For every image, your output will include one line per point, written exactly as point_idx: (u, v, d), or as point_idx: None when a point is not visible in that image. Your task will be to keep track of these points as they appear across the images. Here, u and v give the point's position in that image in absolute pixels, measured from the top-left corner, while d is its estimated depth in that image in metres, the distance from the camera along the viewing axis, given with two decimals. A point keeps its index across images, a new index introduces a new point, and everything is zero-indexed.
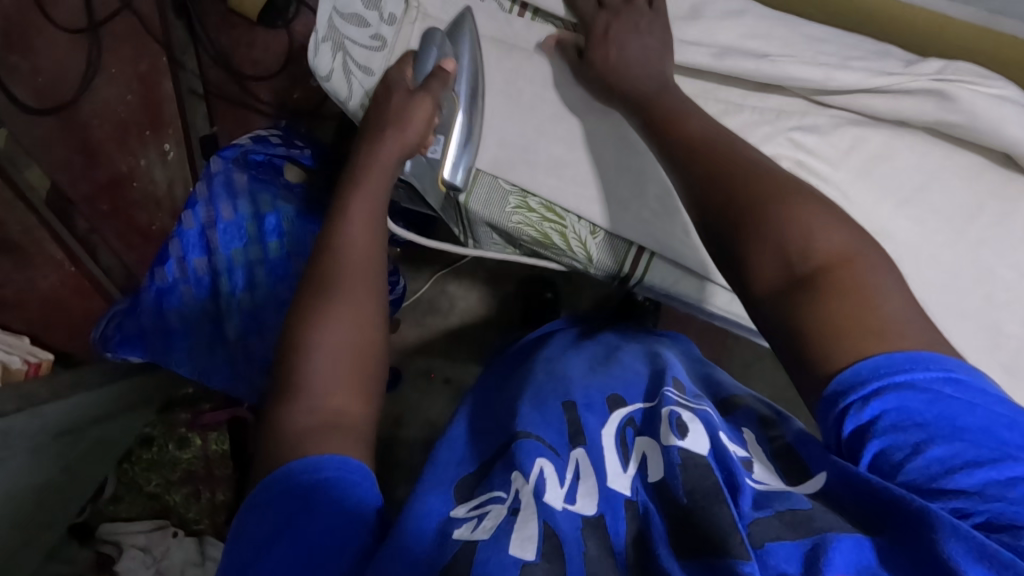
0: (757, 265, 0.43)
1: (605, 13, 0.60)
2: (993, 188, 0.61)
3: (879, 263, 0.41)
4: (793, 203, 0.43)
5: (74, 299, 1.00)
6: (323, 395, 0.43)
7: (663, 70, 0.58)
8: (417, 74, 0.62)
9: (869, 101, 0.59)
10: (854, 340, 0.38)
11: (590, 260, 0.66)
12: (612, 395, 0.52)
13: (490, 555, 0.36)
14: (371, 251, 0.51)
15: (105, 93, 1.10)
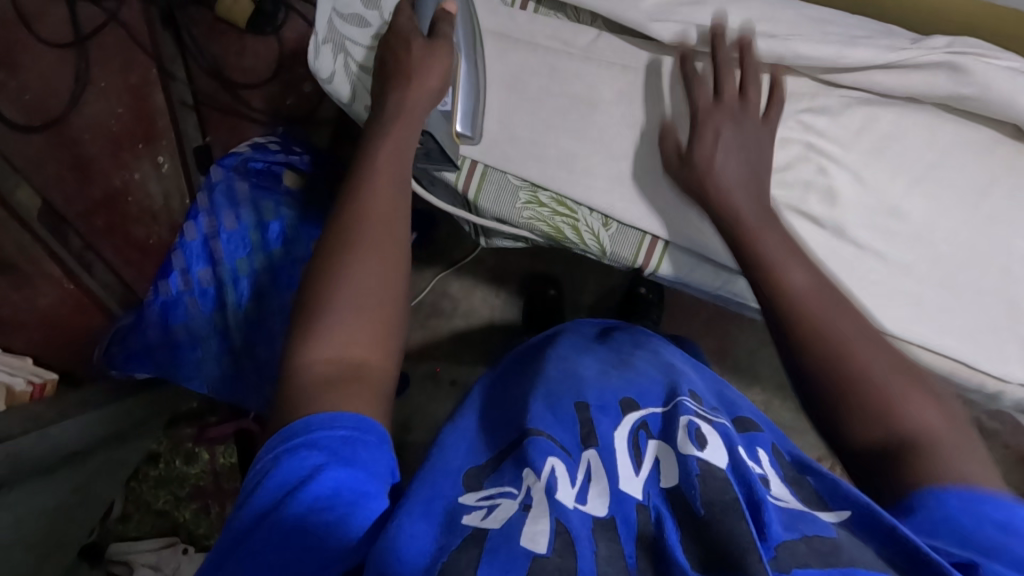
0: (851, 419, 0.43)
1: (722, 112, 0.56)
2: (1006, 161, 0.60)
3: (971, 442, 0.42)
4: (895, 370, 0.43)
5: (75, 317, 0.99)
6: (339, 347, 0.43)
7: (757, 193, 0.55)
8: (420, 21, 0.57)
9: (882, 78, 0.58)
10: (867, 431, 0.42)
11: (603, 252, 0.66)
12: (625, 398, 0.50)
13: (501, 540, 0.36)
14: (394, 203, 0.49)
15: (95, 106, 1.08)
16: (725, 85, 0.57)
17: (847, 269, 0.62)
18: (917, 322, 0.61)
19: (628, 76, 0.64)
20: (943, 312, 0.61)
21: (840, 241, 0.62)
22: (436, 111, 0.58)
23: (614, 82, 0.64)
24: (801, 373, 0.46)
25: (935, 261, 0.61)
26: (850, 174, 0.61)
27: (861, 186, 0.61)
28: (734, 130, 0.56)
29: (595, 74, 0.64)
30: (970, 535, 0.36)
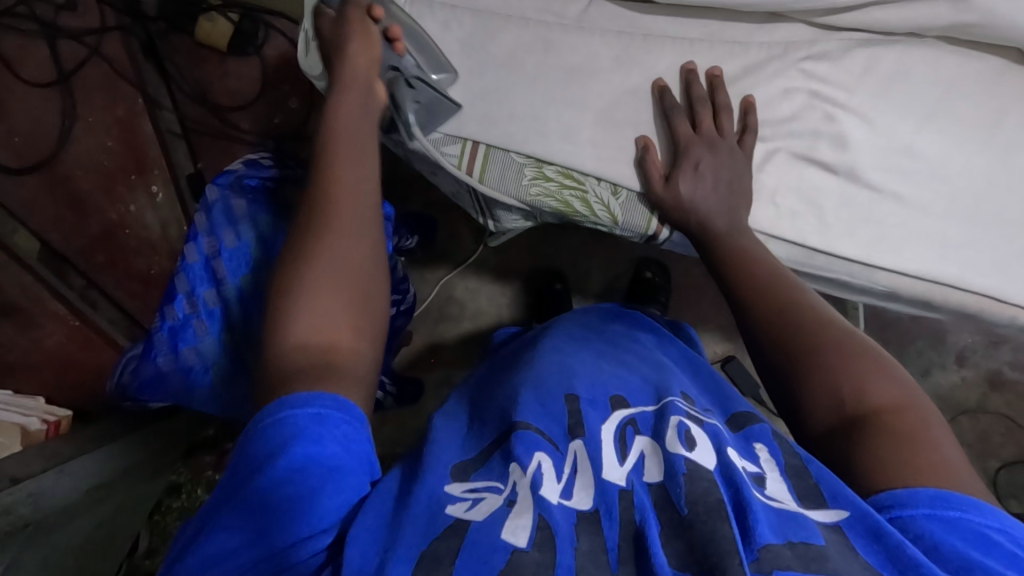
0: (813, 409, 0.46)
1: (701, 142, 0.59)
2: (1015, 88, 0.60)
3: (932, 419, 0.43)
4: (849, 355, 0.46)
5: (81, 353, 0.98)
6: (313, 334, 0.44)
7: (737, 213, 0.59)
8: (332, 1, 0.61)
9: (880, 16, 0.58)
10: (830, 400, 0.45)
11: (616, 222, 0.65)
12: (615, 395, 0.50)
13: (481, 533, 0.35)
14: (354, 187, 0.51)
15: (85, 143, 1.05)
16: (702, 117, 0.60)
17: (865, 214, 0.61)
18: (943, 261, 0.60)
19: (624, 42, 0.63)
20: (965, 248, 0.60)
21: (855, 187, 0.61)
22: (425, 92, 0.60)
23: (612, 47, 0.63)
24: (773, 367, 0.50)
25: (953, 197, 0.60)
26: (860, 119, 0.60)
27: (871, 129, 0.60)
28: (712, 158, 0.59)
29: (591, 44, 0.63)
30: (943, 547, 0.36)
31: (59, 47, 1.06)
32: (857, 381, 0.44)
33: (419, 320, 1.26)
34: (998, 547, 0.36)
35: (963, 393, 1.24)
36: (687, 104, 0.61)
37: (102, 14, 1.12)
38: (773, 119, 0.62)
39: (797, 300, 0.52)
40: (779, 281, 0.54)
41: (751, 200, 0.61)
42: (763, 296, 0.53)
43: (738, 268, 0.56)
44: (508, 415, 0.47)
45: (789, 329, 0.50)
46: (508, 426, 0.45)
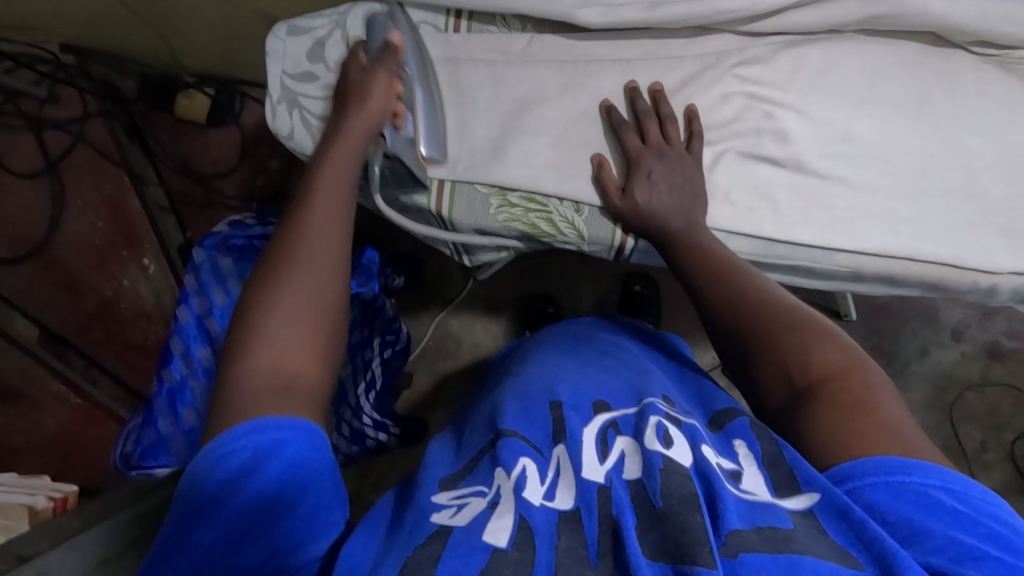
0: (767, 383, 0.48)
1: (650, 153, 0.63)
2: (937, 69, 0.63)
3: (876, 380, 0.45)
4: (796, 330, 0.48)
5: (85, 428, 1.06)
6: (275, 357, 0.43)
7: (694, 214, 0.62)
8: (371, 47, 0.64)
9: (799, 18, 0.62)
10: (784, 370, 0.47)
11: (582, 238, 0.68)
12: (598, 401, 0.51)
13: (463, 537, 0.37)
14: (341, 218, 0.52)
15: (76, 226, 1.18)
16: (649, 130, 0.63)
17: (817, 200, 0.64)
18: (897, 235, 0.63)
19: (568, 70, 0.67)
20: (915, 220, 0.63)
21: (803, 176, 0.64)
22: (401, 136, 0.64)
23: (557, 77, 0.67)
24: (729, 344, 0.52)
25: (896, 174, 0.63)
26: (796, 113, 0.64)
27: (808, 121, 0.64)
28: (661, 167, 0.62)
29: (538, 74, 0.67)
30: (890, 516, 0.38)
31: (45, 137, 1.19)
32: (803, 348, 0.47)
33: (416, 362, 1.31)
34: (941, 506, 0.38)
35: (964, 368, 1.34)
36: (634, 119, 0.65)
37: (84, 101, 1.23)
38: (716, 123, 0.65)
39: (746, 280, 0.55)
40: (726, 265, 0.57)
41: (706, 201, 0.64)
42: (715, 278, 0.56)
43: (693, 258, 0.59)
44: (494, 422, 0.50)
45: (739, 305, 0.52)
46: (494, 434, 0.48)
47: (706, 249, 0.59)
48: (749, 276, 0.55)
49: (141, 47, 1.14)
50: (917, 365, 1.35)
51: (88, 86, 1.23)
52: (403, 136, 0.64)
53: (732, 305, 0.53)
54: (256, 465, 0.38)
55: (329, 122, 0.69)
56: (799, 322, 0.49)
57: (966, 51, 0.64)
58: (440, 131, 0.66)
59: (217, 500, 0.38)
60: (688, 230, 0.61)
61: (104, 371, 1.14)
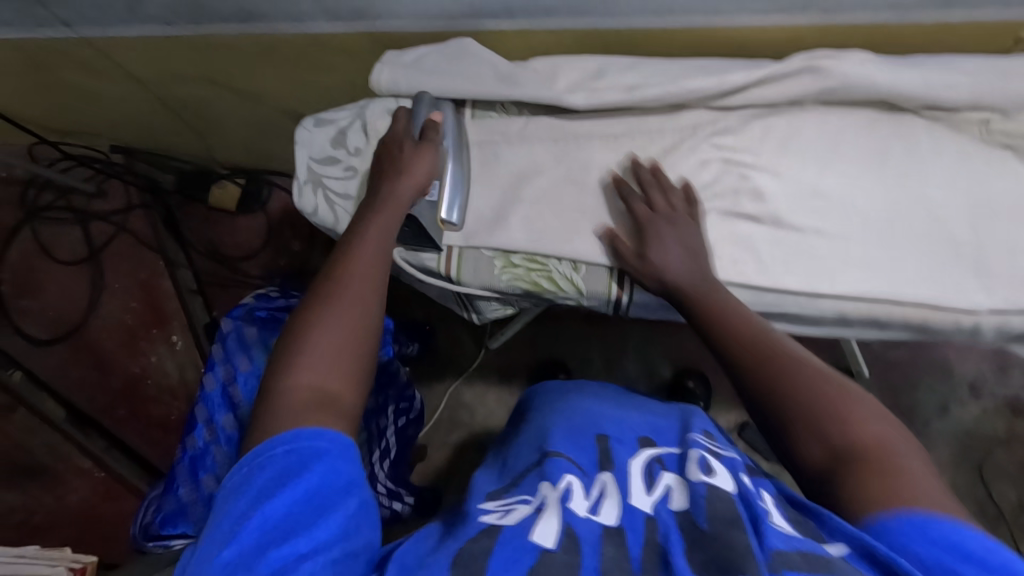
0: (807, 451, 0.49)
1: (660, 220, 0.68)
2: (892, 131, 0.70)
3: (908, 453, 0.47)
4: (833, 400, 0.50)
5: (103, 504, 1.12)
6: (315, 380, 0.48)
7: (705, 272, 0.66)
8: (414, 121, 0.72)
9: (761, 93, 0.69)
10: (824, 438, 0.49)
11: (581, 293, 0.73)
12: (642, 435, 0.58)
13: (513, 534, 0.42)
14: (380, 259, 0.59)
15: (110, 306, 1.31)
16: (655, 199, 0.69)
17: (796, 250, 0.69)
18: (875, 280, 0.67)
19: (561, 146, 0.75)
20: (889, 265, 0.67)
21: (782, 230, 0.70)
22: (424, 202, 0.70)
23: (551, 151, 0.75)
24: (761, 403, 0.54)
25: (867, 223, 0.69)
26: (769, 174, 0.71)
27: (780, 179, 0.70)
28: (674, 232, 0.67)
29: (534, 149, 0.76)
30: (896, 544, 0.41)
31: (91, 229, 1.35)
32: (845, 419, 0.48)
33: (430, 434, 1.36)
34: (942, 534, 0.40)
35: (988, 424, 1.33)
36: (641, 189, 0.71)
37: (127, 194, 1.39)
38: (697, 186, 0.72)
39: (781, 344, 0.56)
40: (756, 327, 0.59)
41: (710, 261, 0.68)
42: (745, 340, 0.58)
43: (718, 321, 0.61)
44: (542, 446, 0.56)
45: (778, 367, 0.54)
46: (541, 455, 0.54)
47: (732, 311, 0.61)
48: (781, 340, 0.57)
49: (182, 143, 1.31)
50: (938, 422, 1.33)
51: (132, 180, 1.38)
52: (426, 201, 0.71)
53: (769, 366, 0.54)
54: (300, 469, 0.43)
55: (349, 199, 0.77)
56: (835, 391, 0.51)
57: (915, 115, 0.70)
58: (463, 205, 0.73)
59: (256, 505, 0.41)
60: (710, 292, 0.64)
61: (126, 450, 1.18)
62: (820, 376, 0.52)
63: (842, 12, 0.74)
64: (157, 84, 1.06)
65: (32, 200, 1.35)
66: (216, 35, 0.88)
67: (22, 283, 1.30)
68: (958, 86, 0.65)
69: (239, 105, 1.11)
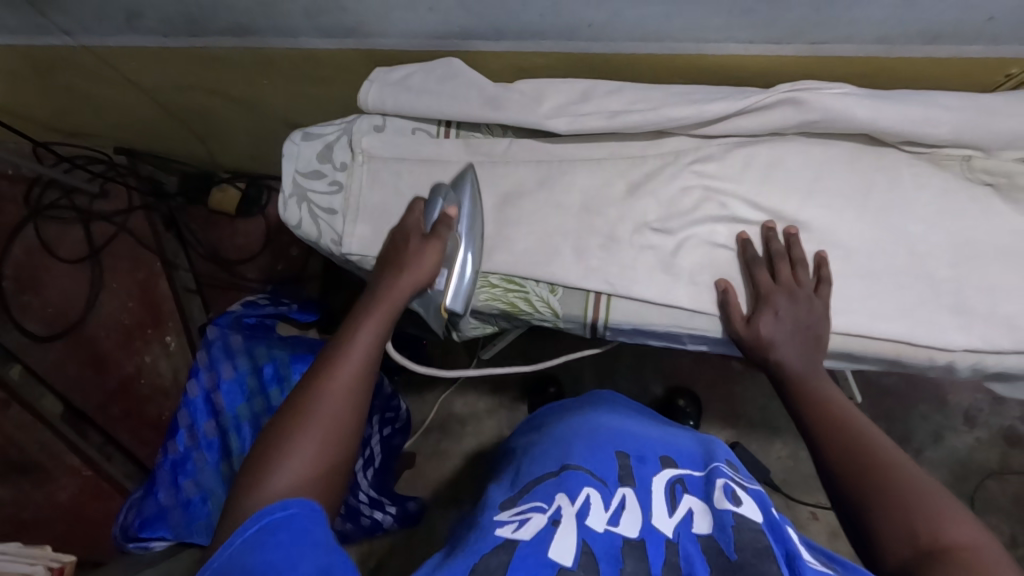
0: (887, 540, 0.48)
1: (781, 291, 0.66)
2: (873, 164, 0.70)
3: (1003, 565, 0.44)
4: (922, 495, 0.49)
5: (92, 503, 1.13)
6: (287, 487, 0.47)
7: (813, 357, 0.65)
8: (427, 217, 0.70)
9: (742, 123, 0.69)
10: (907, 526, 0.47)
11: (557, 315, 0.74)
12: (664, 456, 0.61)
13: (529, 550, 0.46)
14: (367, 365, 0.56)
15: (109, 305, 1.33)
16: (781, 269, 0.67)
17: None
18: (851, 314, 0.67)
19: (544, 169, 0.76)
20: (866, 300, 0.67)
21: None
22: (429, 294, 0.70)
23: (534, 174, 0.76)
24: (841, 483, 0.53)
25: (845, 256, 0.68)
26: (749, 203, 0.71)
27: (759, 210, 0.71)
28: (791, 306, 0.66)
29: (517, 171, 0.76)
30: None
31: (92, 228, 1.37)
32: (932, 513, 0.47)
33: (419, 442, 1.37)
34: None
35: (982, 455, 1.31)
36: (768, 258, 0.69)
37: (130, 196, 1.40)
38: (678, 213, 0.72)
39: (877, 438, 0.55)
40: (854, 422, 0.58)
41: (825, 345, 0.67)
42: (842, 432, 0.57)
43: (819, 411, 0.61)
44: (562, 456, 0.60)
45: (872, 460, 0.53)
46: (561, 466, 0.58)
47: (834, 408, 0.60)
48: (880, 437, 0.55)
49: (184, 147, 1.33)
50: (931, 451, 1.31)
51: (136, 183, 1.39)
52: (433, 293, 0.70)
53: (863, 456, 0.54)
54: (281, 524, 0.43)
55: (333, 214, 0.78)
56: (929, 491, 0.49)
57: (897, 149, 0.70)
58: (470, 286, 0.72)
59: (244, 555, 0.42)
60: (815, 386, 0.63)
61: (119, 448, 1.22)
62: (916, 473, 0.51)
63: (829, 43, 0.74)
64: (157, 91, 1.08)
65: (33, 196, 1.35)
66: (212, 47, 0.89)
67: (22, 281, 1.31)
68: (940, 123, 0.65)
69: (237, 112, 1.13)
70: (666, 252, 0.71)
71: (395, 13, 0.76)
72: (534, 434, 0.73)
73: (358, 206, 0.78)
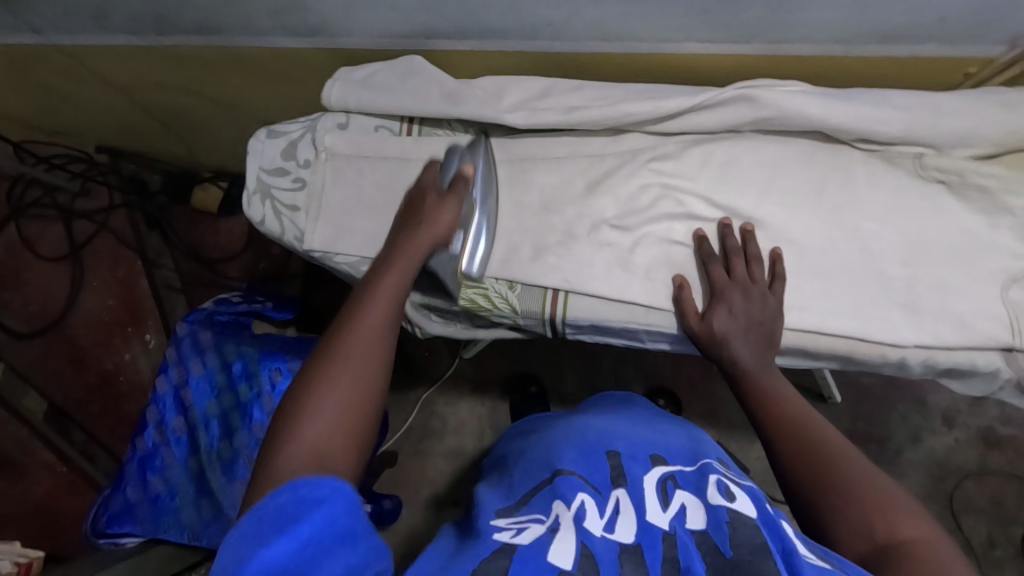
0: (845, 537, 0.48)
1: (735, 287, 0.66)
2: (828, 162, 0.70)
3: (957, 562, 0.44)
4: (876, 491, 0.49)
5: (65, 498, 1.14)
6: (318, 441, 0.44)
7: (773, 345, 0.65)
8: (444, 176, 0.69)
9: (698, 119, 0.70)
10: (865, 524, 0.47)
11: (516, 311, 0.74)
12: (655, 453, 0.60)
13: (529, 555, 0.44)
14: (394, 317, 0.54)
15: (90, 303, 1.34)
16: (735, 266, 0.67)
17: None
18: (805, 311, 0.67)
19: (505, 167, 0.76)
20: (820, 297, 0.67)
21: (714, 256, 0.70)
22: (445, 254, 0.69)
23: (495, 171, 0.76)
24: (796, 477, 0.52)
25: (801, 253, 0.69)
26: (705, 201, 0.71)
27: (715, 207, 0.71)
28: (743, 302, 0.65)
29: None
30: None
31: (74, 226, 1.37)
32: (886, 510, 0.47)
33: (400, 441, 1.37)
34: None
35: (961, 456, 1.31)
36: (723, 254, 0.69)
37: (111, 195, 1.41)
38: (635, 211, 0.72)
39: (826, 430, 0.55)
40: (804, 414, 0.57)
41: (778, 342, 0.66)
42: (791, 427, 0.56)
43: (769, 404, 0.59)
44: (550, 460, 0.58)
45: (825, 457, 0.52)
46: (551, 472, 0.56)
47: (786, 401, 0.59)
48: (827, 429, 0.55)
49: (165, 147, 1.35)
50: (910, 452, 1.32)
51: (118, 183, 1.41)
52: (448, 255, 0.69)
53: (818, 453, 0.52)
54: (297, 517, 0.37)
55: (296, 211, 0.79)
56: (879, 485, 0.49)
57: (851, 146, 0.71)
58: (485, 252, 0.72)
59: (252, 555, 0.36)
60: (764, 375, 0.63)
61: (103, 447, 1.21)
62: (870, 469, 0.51)
63: (788, 44, 0.74)
64: (133, 91, 1.08)
65: (14, 194, 1.36)
66: (181, 45, 0.90)
67: (3, 279, 1.31)
68: (891, 121, 0.65)
69: (214, 112, 1.13)
70: (623, 249, 0.72)
71: (357, 12, 0.77)
72: (516, 441, 0.72)
73: (320, 204, 0.79)
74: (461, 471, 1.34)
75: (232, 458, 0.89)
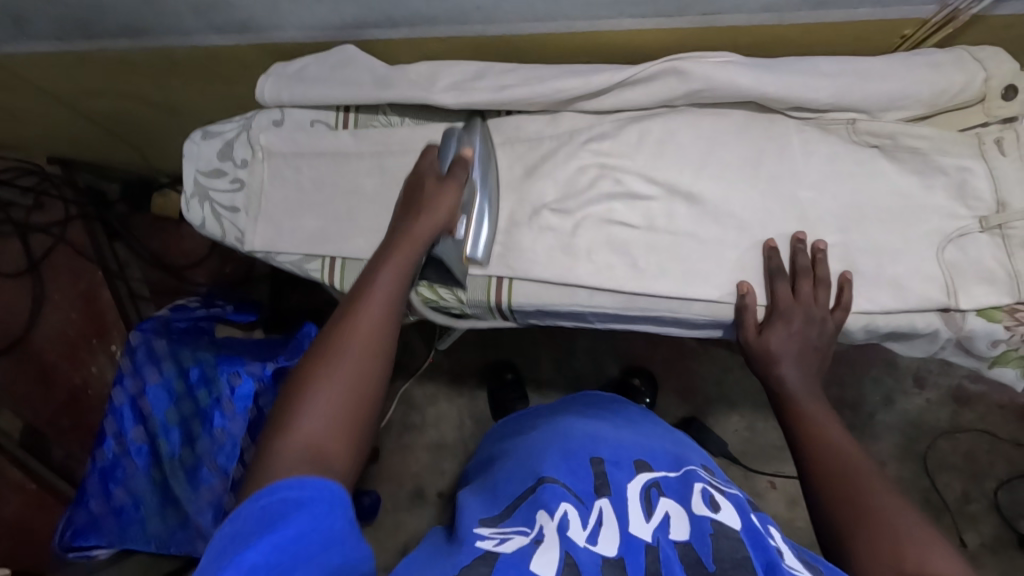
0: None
1: (800, 309, 0.65)
2: (765, 133, 0.70)
3: None
4: (907, 536, 0.46)
5: (37, 516, 1.13)
6: (314, 435, 0.45)
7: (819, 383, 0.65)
8: (443, 162, 0.69)
9: (630, 95, 0.69)
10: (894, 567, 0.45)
11: (461, 300, 0.74)
12: (639, 459, 0.59)
13: (514, 562, 0.45)
14: (392, 311, 0.55)
15: (53, 319, 1.26)
16: (781, 288, 0.65)
17: (673, 253, 0.69)
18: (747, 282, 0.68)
19: None
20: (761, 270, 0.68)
21: (655, 234, 0.70)
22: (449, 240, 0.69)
23: None
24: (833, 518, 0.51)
25: (742, 227, 0.69)
26: (646, 179, 0.71)
27: (655, 185, 0.71)
28: (802, 324, 0.65)
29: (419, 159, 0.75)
30: None
31: (30, 242, 1.28)
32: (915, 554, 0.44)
33: (382, 437, 1.37)
34: None
35: (934, 415, 1.32)
36: (793, 272, 0.66)
37: (65, 208, 1.34)
38: (573, 193, 0.72)
39: (869, 478, 0.52)
40: (850, 462, 0.55)
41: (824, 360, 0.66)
42: (832, 474, 0.54)
43: (817, 452, 0.58)
44: (534, 468, 0.57)
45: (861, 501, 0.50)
46: (535, 480, 0.55)
47: (837, 451, 0.56)
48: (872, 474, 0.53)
49: (116, 155, 1.32)
50: (883, 414, 1.32)
51: (73, 195, 1.36)
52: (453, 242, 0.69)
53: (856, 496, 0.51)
54: (282, 517, 0.39)
55: (235, 212, 0.79)
56: (912, 530, 0.47)
57: (785, 116, 0.70)
58: (490, 237, 0.72)
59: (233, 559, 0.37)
60: (820, 426, 0.60)
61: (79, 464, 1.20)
62: (910, 514, 0.48)
63: (719, 14, 0.73)
64: (71, 99, 1.06)
65: None
66: (108, 49, 0.88)
67: None
68: (820, 87, 0.65)
69: (156, 116, 1.11)
70: (566, 233, 0.71)
71: (282, 7, 0.75)
72: (495, 454, 0.70)
73: (259, 203, 0.78)
74: (443, 462, 1.34)
75: (195, 465, 0.89)
